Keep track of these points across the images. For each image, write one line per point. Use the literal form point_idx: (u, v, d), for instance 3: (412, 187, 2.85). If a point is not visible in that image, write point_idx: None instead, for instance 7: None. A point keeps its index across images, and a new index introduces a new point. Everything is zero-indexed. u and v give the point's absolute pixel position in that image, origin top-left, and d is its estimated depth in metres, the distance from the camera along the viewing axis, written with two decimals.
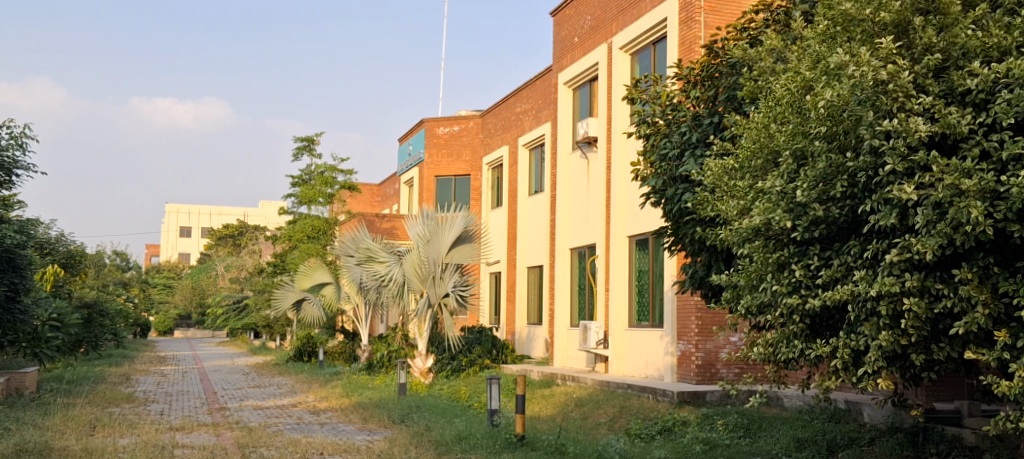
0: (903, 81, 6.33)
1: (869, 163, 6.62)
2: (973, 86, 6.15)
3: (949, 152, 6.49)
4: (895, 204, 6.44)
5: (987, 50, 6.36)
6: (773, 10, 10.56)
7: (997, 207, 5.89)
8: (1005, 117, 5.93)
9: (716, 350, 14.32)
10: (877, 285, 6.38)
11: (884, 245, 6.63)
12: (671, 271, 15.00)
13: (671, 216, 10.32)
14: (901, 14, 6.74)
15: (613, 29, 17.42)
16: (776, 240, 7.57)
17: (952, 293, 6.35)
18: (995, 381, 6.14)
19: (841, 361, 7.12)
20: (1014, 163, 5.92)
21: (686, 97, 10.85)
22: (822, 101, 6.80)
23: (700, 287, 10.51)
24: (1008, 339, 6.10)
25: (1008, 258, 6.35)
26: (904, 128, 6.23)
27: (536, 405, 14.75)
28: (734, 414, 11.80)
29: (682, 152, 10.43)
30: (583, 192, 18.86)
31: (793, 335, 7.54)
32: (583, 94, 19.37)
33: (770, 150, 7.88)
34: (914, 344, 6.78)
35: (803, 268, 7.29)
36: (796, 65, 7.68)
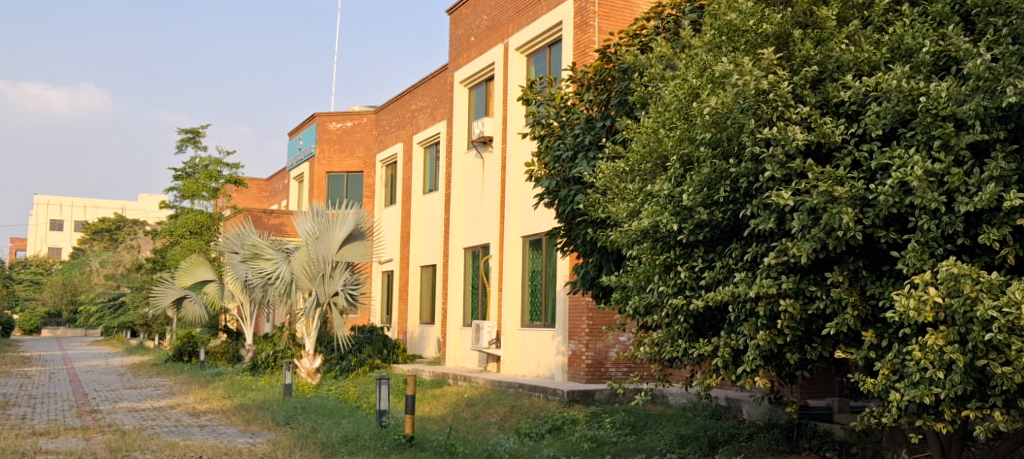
0: (782, 91, 6.57)
1: (751, 170, 6.80)
2: (846, 98, 6.42)
3: (824, 161, 6.74)
4: (773, 210, 6.67)
5: (858, 64, 6.61)
6: (663, 18, 10.80)
7: (866, 214, 6.13)
8: (874, 128, 6.18)
9: (605, 349, 14.52)
10: (755, 287, 6.58)
11: (763, 248, 6.84)
12: (564, 271, 15.20)
13: (563, 217, 10.43)
14: (782, 26, 6.99)
15: (509, 29, 17.51)
16: (663, 242, 7.70)
17: (824, 295, 6.59)
18: (862, 379, 6.40)
19: (721, 360, 7.29)
20: (882, 172, 6.17)
21: (580, 100, 10.99)
22: (707, 108, 6.93)
23: (591, 288, 10.65)
24: (874, 340, 6.38)
25: (876, 263, 6.61)
26: (783, 136, 6.46)
27: (427, 405, 14.65)
28: (621, 412, 12.04)
29: (574, 154, 10.57)
30: (477, 192, 18.89)
31: (677, 335, 7.71)
32: (478, 94, 19.41)
33: (658, 154, 8.07)
34: (789, 343, 7.02)
35: (688, 270, 7.43)
36: (684, 73, 7.86)
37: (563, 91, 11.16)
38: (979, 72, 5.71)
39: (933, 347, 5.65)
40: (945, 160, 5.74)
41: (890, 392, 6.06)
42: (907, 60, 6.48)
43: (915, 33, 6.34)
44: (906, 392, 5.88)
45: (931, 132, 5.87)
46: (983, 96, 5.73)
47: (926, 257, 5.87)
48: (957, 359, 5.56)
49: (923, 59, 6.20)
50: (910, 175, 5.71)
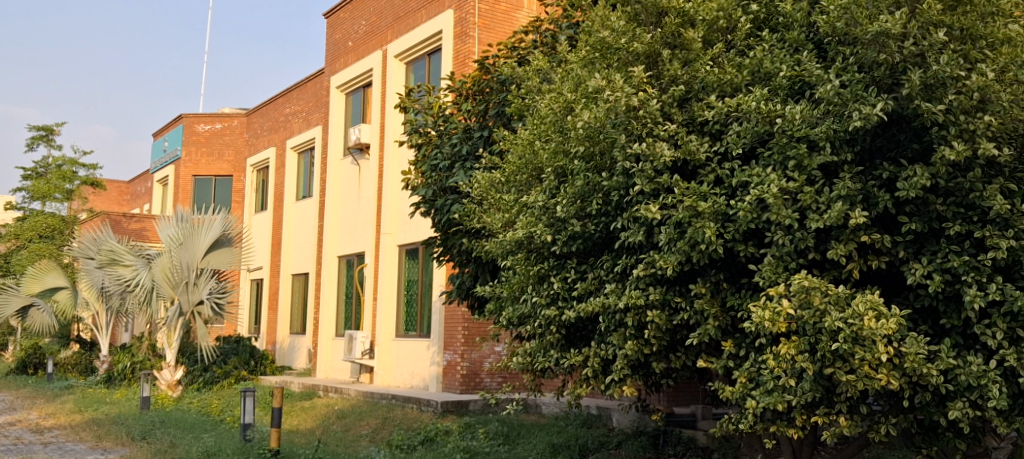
0: (651, 108, 6.68)
1: (621, 183, 6.90)
2: (710, 118, 6.59)
3: (689, 177, 6.91)
4: (643, 223, 6.78)
5: (721, 86, 6.79)
6: (541, 32, 10.90)
7: (727, 228, 6.30)
8: (735, 148, 6.39)
9: (480, 360, 14.51)
10: (624, 298, 6.66)
11: (632, 260, 6.93)
12: (440, 281, 15.16)
13: (438, 227, 10.34)
14: (651, 46, 7.11)
15: (388, 36, 17.36)
16: (537, 253, 7.75)
17: (688, 307, 6.73)
18: (721, 387, 6.57)
19: (591, 370, 7.31)
20: (742, 189, 6.37)
21: (458, 110, 10.94)
22: (580, 122, 7.00)
23: (466, 298, 10.59)
24: (733, 349, 6.56)
25: (735, 275, 6.81)
26: (652, 152, 6.55)
27: (295, 417, 14.28)
28: (494, 422, 12.02)
29: (452, 163, 10.51)
30: (352, 199, 18.61)
31: (549, 345, 7.72)
32: (355, 100, 19.15)
33: (534, 166, 8.10)
34: (655, 353, 7.13)
35: (561, 281, 7.46)
36: (558, 87, 7.93)
37: (441, 100, 11.10)
38: (830, 97, 5.99)
39: (785, 357, 5.87)
40: (798, 179, 5.97)
41: (746, 399, 6.24)
42: (766, 84, 6.74)
43: (773, 58, 6.61)
44: (761, 399, 6.07)
45: (787, 153, 6.12)
46: (833, 119, 6.02)
47: (781, 271, 6.10)
48: (807, 368, 5.79)
49: (781, 83, 6.47)
50: (766, 192, 5.92)
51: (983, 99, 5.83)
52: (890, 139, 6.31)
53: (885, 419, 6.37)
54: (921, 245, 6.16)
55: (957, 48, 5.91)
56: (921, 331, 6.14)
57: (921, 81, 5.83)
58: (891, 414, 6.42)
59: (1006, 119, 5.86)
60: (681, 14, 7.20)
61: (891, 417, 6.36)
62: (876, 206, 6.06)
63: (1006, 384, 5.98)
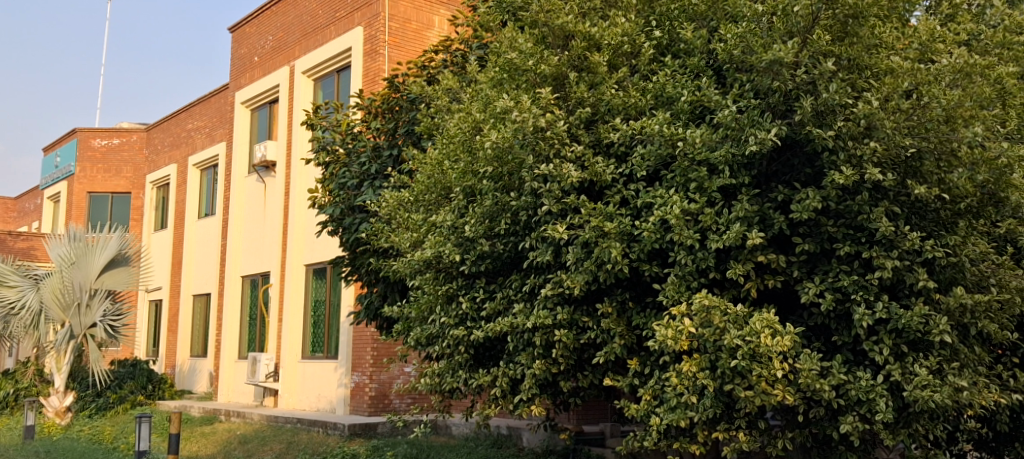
0: (559, 129, 6.75)
1: (530, 203, 6.97)
2: (615, 140, 6.71)
3: (596, 197, 7.02)
4: (550, 242, 6.84)
5: (626, 109, 6.94)
6: (451, 52, 10.93)
7: (633, 248, 6.41)
8: (640, 170, 6.52)
9: (389, 381, 14.34)
10: (532, 318, 6.69)
11: (540, 280, 6.97)
12: (348, 301, 14.96)
13: (345, 247, 10.21)
14: (558, 68, 7.19)
15: (295, 52, 17.14)
16: (445, 272, 7.72)
17: (595, 326, 6.81)
18: (626, 405, 6.64)
19: (499, 390, 7.29)
20: (647, 210, 6.50)
21: (367, 128, 10.84)
22: (488, 142, 7.00)
23: (375, 319, 10.46)
24: (639, 367, 6.65)
25: (640, 294, 6.92)
26: (559, 173, 6.62)
27: (194, 444, 13.84)
28: (403, 444, 11.87)
29: (360, 182, 10.42)
30: (257, 218, 18.24)
31: (458, 365, 7.68)
32: (261, 116, 18.82)
33: (443, 186, 8.07)
34: (563, 372, 7.15)
35: (469, 301, 7.45)
36: (467, 107, 7.93)
37: (350, 117, 10.99)
38: (728, 121, 6.18)
39: (687, 374, 5.99)
40: (699, 200, 6.13)
41: (651, 417, 6.32)
42: (668, 108, 6.89)
43: (675, 83, 6.77)
44: (665, 416, 6.17)
45: (688, 176, 6.29)
46: (732, 144, 6.20)
47: (683, 290, 6.24)
48: (708, 384, 5.92)
49: (682, 107, 6.62)
50: (669, 213, 6.05)
51: (870, 126, 6.10)
52: (785, 164, 6.57)
53: (782, 434, 6.55)
54: (814, 265, 6.43)
55: (845, 76, 6.28)
56: (815, 348, 6.38)
57: (813, 108, 6.13)
58: (788, 429, 6.61)
59: (889, 146, 6.06)
60: (587, 39, 7.33)
61: (787, 432, 6.55)
62: (772, 227, 6.27)
63: (893, 398, 6.23)
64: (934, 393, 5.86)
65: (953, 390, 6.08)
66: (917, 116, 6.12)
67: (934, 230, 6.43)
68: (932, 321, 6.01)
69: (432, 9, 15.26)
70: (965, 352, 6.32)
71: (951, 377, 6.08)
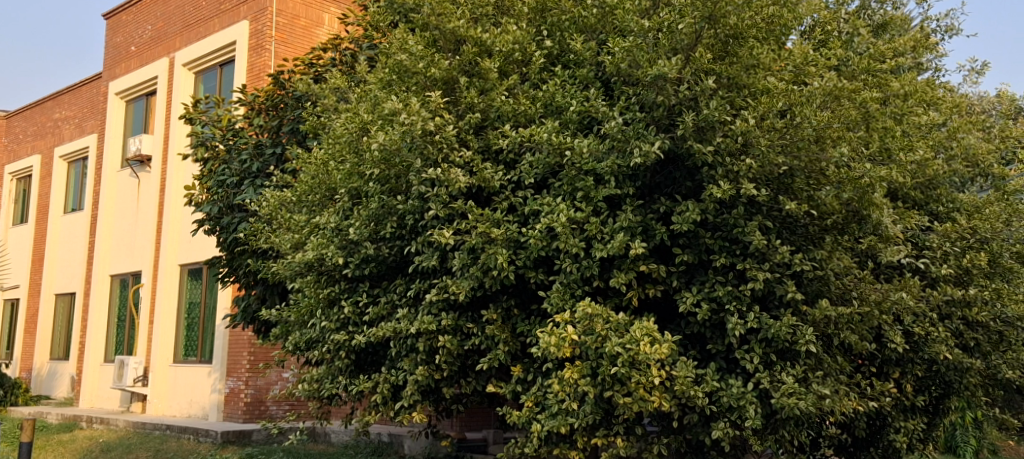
0: (447, 134, 6.73)
1: (417, 207, 6.91)
2: (504, 146, 6.75)
3: (483, 203, 7.04)
4: (436, 247, 6.82)
5: (516, 116, 6.99)
6: (341, 50, 10.75)
7: (519, 255, 6.46)
8: (528, 177, 6.59)
9: (266, 387, 13.96)
10: (416, 324, 6.64)
11: (425, 285, 6.93)
12: (224, 304, 14.50)
13: (223, 246, 9.90)
14: (449, 72, 7.20)
15: (176, 43, 16.52)
16: (328, 275, 7.56)
17: (479, 332, 6.82)
18: (508, 411, 6.66)
19: (379, 396, 7.17)
20: (533, 217, 6.56)
21: (250, 124, 10.54)
22: (374, 144, 6.89)
23: (252, 323, 10.16)
24: (521, 374, 6.68)
25: (526, 301, 6.96)
26: (446, 178, 6.61)
27: (51, 453, 13.09)
28: (279, 453, 11.52)
29: (240, 180, 10.12)
30: (128, 215, 17.48)
31: (337, 371, 7.51)
32: (137, 108, 18.06)
33: (327, 186, 7.90)
34: (445, 379, 7.11)
35: (352, 305, 7.32)
36: (355, 107, 7.79)
37: (232, 113, 10.68)
38: (614, 133, 6.31)
39: (568, 381, 6.07)
40: (585, 210, 6.25)
41: (532, 423, 6.36)
42: (557, 117, 6.97)
43: (564, 93, 6.86)
44: (546, 422, 6.23)
45: (575, 185, 6.41)
46: (617, 155, 6.34)
47: (567, 298, 6.33)
48: (589, 391, 6.02)
49: (570, 117, 6.71)
50: (555, 221, 6.15)
51: (746, 143, 6.36)
52: (667, 176, 6.75)
53: (658, 440, 6.71)
54: (692, 276, 6.64)
55: (725, 94, 6.53)
56: (691, 356, 6.58)
57: (694, 123, 6.33)
58: (663, 435, 6.78)
59: (763, 163, 6.32)
60: (479, 44, 7.36)
61: (663, 438, 6.73)
62: (653, 238, 6.45)
63: (762, 405, 6.47)
64: (799, 401, 6.12)
65: (817, 398, 6.35)
66: (790, 136, 6.42)
67: (803, 245, 6.71)
68: (799, 331, 6.28)
69: (322, 6, 14.98)
70: (829, 362, 6.62)
71: (815, 385, 6.37)
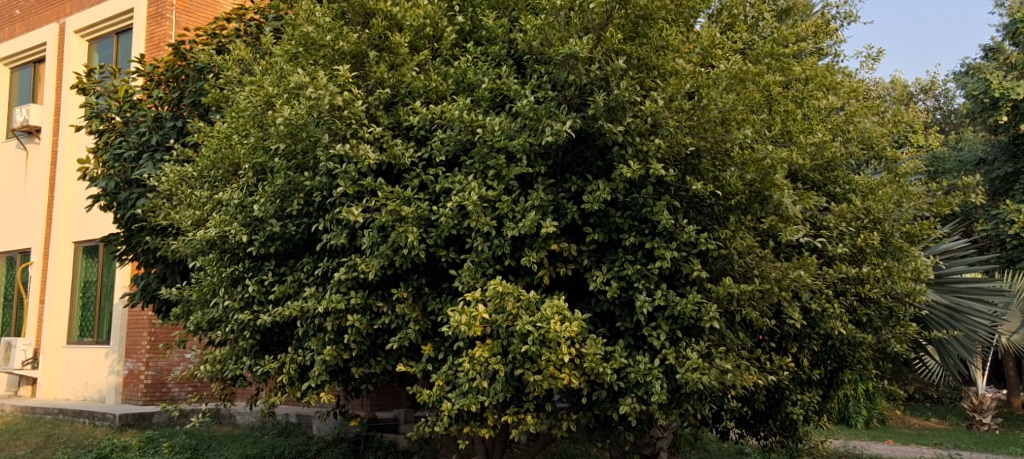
0: (357, 109, 6.61)
1: (324, 184, 6.77)
2: (415, 123, 6.67)
3: (394, 181, 6.94)
4: (345, 225, 6.70)
5: (427, 92, 6.91)
6: (245, 21, 10.43)
7: (430, 233, 6.41)
8: (439, 154, 6.53)
9: (168, 368, 13.56)
10: (324, 302, 6.53)
11: (333, 263, 6.82)
12: (121, 282, 14.00)
13: (119, 223, 9.53)
14: (358, 46, 7.03)
15: (67, 8, 15.74)
16: (231, 254, 7.35)
17: (389, 311, 6.75)
18: (418, 390, 6.63)
19: (286, 376, 7.02)
20: (445, 195, 6.51)
21: (148, 96, 10.13)
22: (280, 118, 6.70)
23: (151, 302, 9.82)
24: (432, 353, 6.65)
25: (437, 280, 6.92)
26: (355, 154, 6.49)
27: None
28: (181, 435, 11.19)
29: (139, 154, 9.76)
30: (15, 188, 16.63)
31: (242, 352, 7.32)
32: (24, 77, 17.15)
33: (231, 161, 7.66)
34: (354, 358, 7.01)
35: (256, 284, 7.14)
36: (259, 80, 7.55)
37: (129, 84, 10.25)
38: (526, 111, 6.33)
39: (479, 359, 6.07)
40: (497, 188, 6.25)
41: (442, 402, 6.34)
42: (469, 94, 6.91)
43: (476, 69, 6.82)
44: (457, 401, 6.21)
45: (487, 163, 6.40)
46: (529, 133, 6.37)
47: (479, 276, 6.32)
48: (500, 369, 6.03)
49: (482, 95, 6.69)
50: (467, 200, 6.13)
51: (655, 123, 6.43)
52: (579, 156, 6.79)
53: (568, 416, 6.79)
54: (602, 254, 6.72)
55: (635, 75, 6.59)
56: (600, 333, 6.66)
57: (605, 103, 6.39)
58: (572, 411, 6.86)
59: (671, 143, 6.42)
60: (389, 18, 7.23)
61: (572, 414, 6.81)
62: (565, 217, 6.50)
63: (668, 380, 6.59)
64: (703, 375, 6.27)
65: (720, 373, 6.51)
66: (697, 117, 6.50)
67: (708, 224, 6.84)
68: (704, 309, 6.40)
69: None
70: (731, 338, 6.78)
71: (718, 360, 6.53)
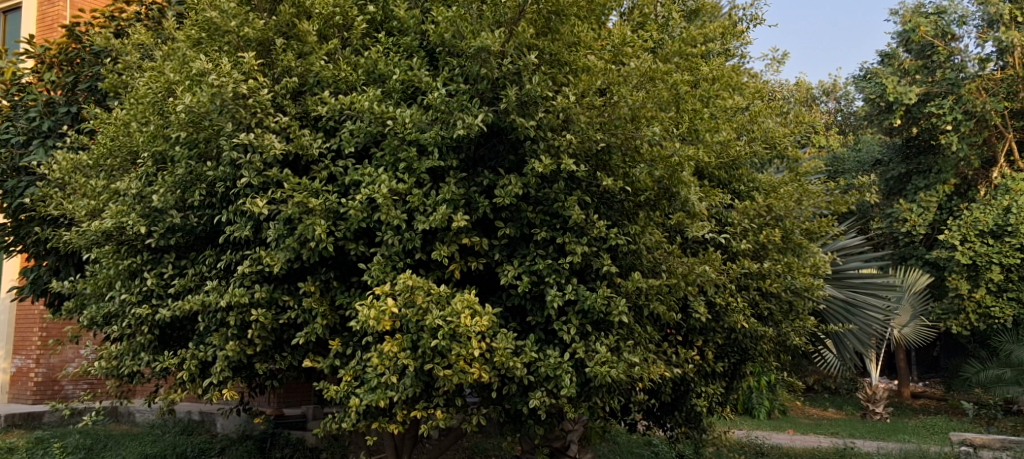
0: (262, 97, 6.43)
1: (228, 174, 6.56)
2: (323, 113, 6.53)
3: (301, 172, 6.78)
4: (250, 217, 6.52)
5: (336, 82, 6.77)
6: (146, 4, 10.03)
7: (338, 226, 6.29)
8: (348, 145, 6.42)
9: (60, 365, 13.02)
10: (227, 296, 6.34)
11: (237, 256, 6.62)
12: (9, 275, 13.37)
13: (7, 213, 9.09)
14: (264, 33, 6.85)
15: None
16: (128, 246, 7.04)
17: (296, 305, 6.60)
18: (326, 386, 6.50)
19: (186, 373, 6.78)
20: (354, 188, 6.40)
21: (39, 79, 9.67)
22: (180, 105, 6.47)
23: (42, 295, 9.38)
24: (340, 348, 6.53)
25: (345, 274, 6.80)
26: (261, 144, 6.31)
27: None
28: (74, 435, 10.74)
29: (28, 140, 9.31)
30: None
31: (140, 348, 7.04)
32: None
33: (129, 149, 7.35)
34: (258, 354, 6.83)
35: (156, 277, 6.88)
36: (160, 66, 7.28)
37: (18, 66, 9.77)
38: (438, 104, 6.30)
39: (388, 354, 5.99)
40: (408, 181, 6.18)
41: (350, 398, 6.24)
42: (380, 85, 6.81)
43: (387, 60, 6.72)
44: (364, 397, 6.12)
45: (398, 155, 6.32)
46: (440, 126, 6.33)
47: (389, 270, 6.24)
48: (409, 364, 5.96)
49: (394, 86, 6.62)
50: (376, 192, 6.04)
51: (567, 119, 6.49)
52: (491, 149, 6.78)
53: (477, 410, 6.77)
54: (514, 249, 6.72)
55: (546, 70, 6.60)
56: (510, 328, 6.65)
57: (517, 98, 6.36)
58: (483, 405, 6.83)
59: (582, 138, 6.46)
60: (296, 5, 7.00)
61: (482, 408, 6.79)
62: (476, 211, 6.47)
63: (577, 374, 6.62)
64: (611, 369, 6.33)
65: (628, 366, 6.58)
66: (608, 114, 6.56)
67: (618, 220, 6.91)
68: (613, 303, 6.45)
69: None
70: (640, 331, 6.86)
71: (626, 353, 6.60)
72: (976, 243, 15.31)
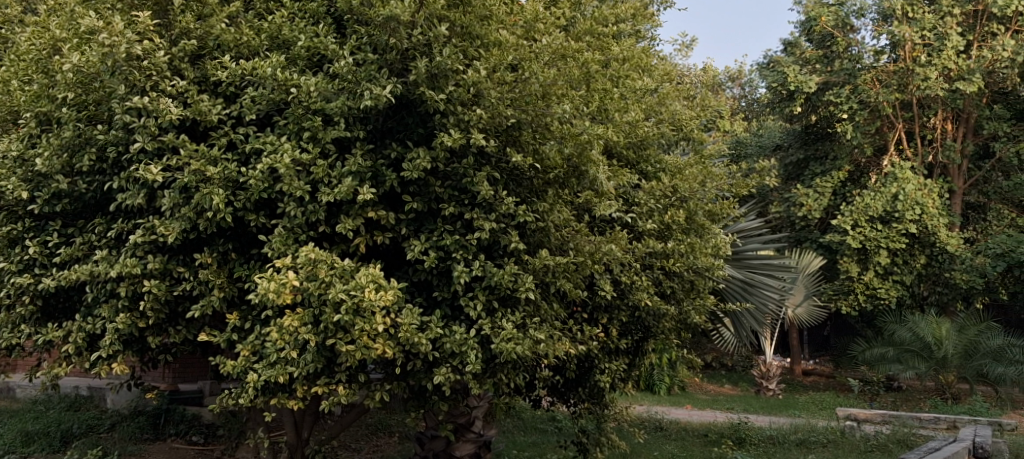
0: (157, 60, 6.13)
1: (120, 139, 6.23)
2: (222, 79, 6.28)
3: (199, 139, 6.51)
4: (143, 184, 6.22)
5: (238, 47, 6.53)
6: None
7: (237, 196, 6.07)
8: (249, 113, 6.20)
9: None
10: (117, 267, 6.04)
11: (129, 225, 6.32)
12: None
13: None
14: None
15: None
16: (9, 211, 6.74)
17: (191, 277, 6.35)
18: (222, 361, 6.28)
19: (71, 346, 6.46)
20: (255, 156, 6.18)
21: None
22: (68, 65, 6.16)
23: None
24: (238, 322, 6.32)
25: (244, 245, 6.57)
26: (155, 108, 6.02)
27: None
28: None
29: None
30: None
31: (20, 319, 6.66)
32: None
33: (10, 109, 6.93)
34: (151, 327, 6.55)
35: (38, 245, 6.53)
36: (45, 21, 6.92)
37: None
38: (344, 73, 6.14)
39: (288, 328, 5.83)
40: (312, 151, 6.01)
41: (248, 373, 6.04)
42: (284, 52, 6.61)
43: (292, 26, 6.52)
44: (263, 372, 5.95)
45: (302, 124, 6.15)
46: (347, 96, 6.17)
47: (290, 242, 6.06)
48: (310, 339, 5.81)
49: (298, 53, 6.42)
50: (278, 162, 5.85)
51: (477, 94, 6.36)
52: (400, 122, 6.61)
53: (381, 386, 6.65)
54: (421, 223, 6.61)
55: (457, 43, 6.45)
56: (415, 303, 6.54)
57: (427, 70, 6.20)
58: (386, 381, 6.72)
59: (492, 114, 6.37)
60: None
61: (386, 384, 6.68)
62: (383, 184, 6.35)
63: (482, 350, 6.58)
64: (517, 346, 6.31)
65: (533, 343, 6.55)
66: (518, 89, 6.53)
67: (527, 197, 6.87)
68: (520, 279, 6.44)
69: None
70: (546, 309, 6.85)
71: (532, 330, 6.58)
72: (867, 227, 15.86)
